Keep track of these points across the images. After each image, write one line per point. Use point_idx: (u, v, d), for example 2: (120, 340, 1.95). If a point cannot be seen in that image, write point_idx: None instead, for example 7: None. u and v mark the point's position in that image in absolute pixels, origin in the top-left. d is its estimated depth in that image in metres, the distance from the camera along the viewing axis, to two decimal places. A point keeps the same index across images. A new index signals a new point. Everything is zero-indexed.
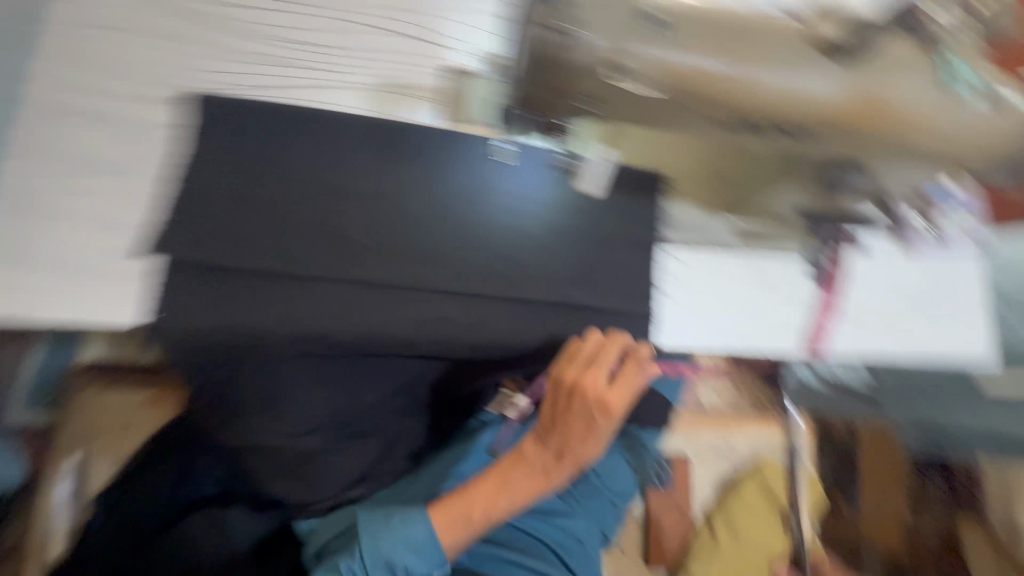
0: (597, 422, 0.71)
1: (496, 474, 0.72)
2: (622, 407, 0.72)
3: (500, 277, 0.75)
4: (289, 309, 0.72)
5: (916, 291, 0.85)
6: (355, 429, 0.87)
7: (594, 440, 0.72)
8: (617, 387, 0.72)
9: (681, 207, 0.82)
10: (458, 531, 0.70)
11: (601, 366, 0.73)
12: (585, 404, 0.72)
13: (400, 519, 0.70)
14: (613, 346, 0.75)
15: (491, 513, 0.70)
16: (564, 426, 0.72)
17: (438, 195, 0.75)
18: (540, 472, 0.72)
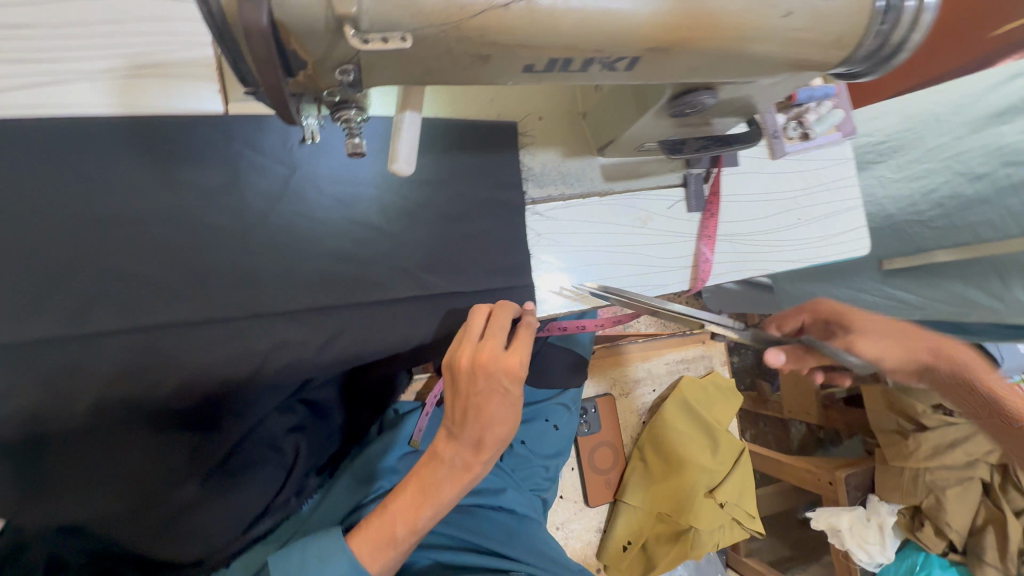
0: (507, 395, 0.60)
1: (412, 483, 0.62)
2: (528, 369, 0.61)
3: (348, 282, 0.64)
4: (77, 379, 0.56)
5: (778, 196, 0.88)
6: (252, 459, 0.72)
7: (509, 416, 0.61)
8: (515, 352, 0.60)
9: (537, 156, 0.75)
10: (383, 553, 0.60)
11: (493, 333, 0.61)
12: (489, 380, 0.59)
13: (317, 561, 0.59)
14: (499, 315, 0.63)
15: (414, 524, 0.60)
16: (473, 410, 0.60)
17: (247, 199, 0.61)
18: (459, 469, 0.62)
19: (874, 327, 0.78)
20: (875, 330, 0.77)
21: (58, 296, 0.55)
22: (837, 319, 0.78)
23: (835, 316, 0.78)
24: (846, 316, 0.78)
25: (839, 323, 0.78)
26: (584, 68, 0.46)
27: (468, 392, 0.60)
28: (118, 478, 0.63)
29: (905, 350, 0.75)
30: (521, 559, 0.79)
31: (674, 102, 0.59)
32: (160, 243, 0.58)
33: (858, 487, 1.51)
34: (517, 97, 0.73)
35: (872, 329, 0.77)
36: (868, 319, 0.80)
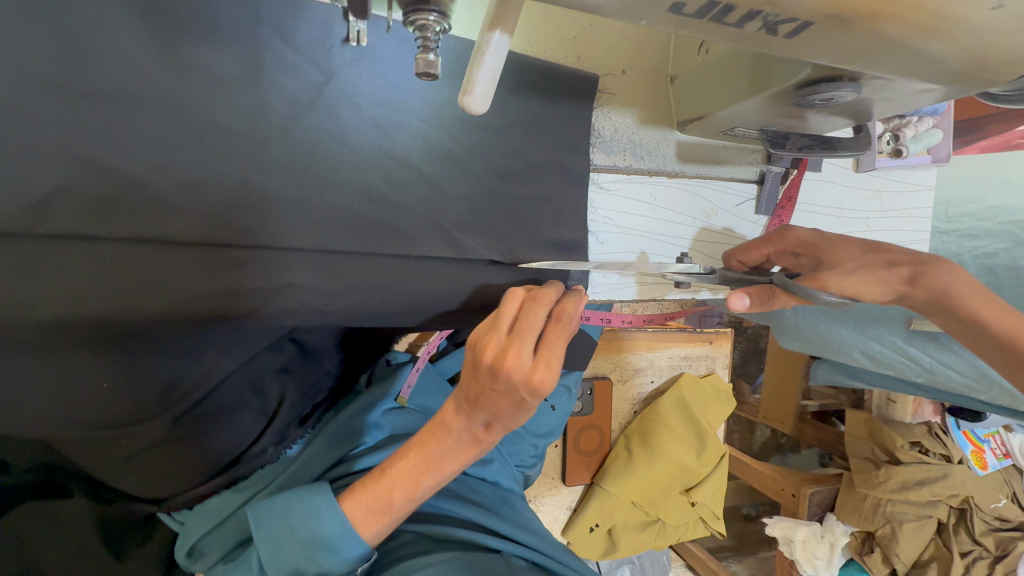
0: (524, 401, 0.50)
1: (413, 451, 0.56)
2: (554, 385, 0.49)
3: (374, 226, 0.54)
4: (35, 284, 0.46)
5: (848, 213, 0.81)
6: (232, 402, 0.65)
7: (521, 414, 0.53)
8: (546, 363, 0.48)
9: (610, 118, 0.64)
10: (375, 519, 0.56)
11: (525, 334, 0.48)
12: (505, 386, 0.48)
13: (303, 518, 0.56)
14: (540, 308, 0.51)
15: (413, 493, 0.55)
16: (484, 403, 0.51)
17: (268, 103, 0.50)
18: (462, 452, 0.56)
19: (849, 259, 0.68)
20: (855, 262, 0.67)
21: (16, 178, 0.44)
22: (810, 253, 0.69)
23: (806, 246, 0.70)
24: (819, 248, 0.69)
25: (814, 255, 0.70)
26: (739, 24, 0.36)
27: (481, 387, 0.50)
28: (74, 404, 0.55)
29: (890, 280, 0.66)
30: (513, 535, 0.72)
31: (801, 90, 0.49)
32: (154, 137, 0.47)
33: (820, 504, 1.55)
34: (604, 41, 0.62)
35: (850, 262, 0.67)
36: (848, 250, 0.69)
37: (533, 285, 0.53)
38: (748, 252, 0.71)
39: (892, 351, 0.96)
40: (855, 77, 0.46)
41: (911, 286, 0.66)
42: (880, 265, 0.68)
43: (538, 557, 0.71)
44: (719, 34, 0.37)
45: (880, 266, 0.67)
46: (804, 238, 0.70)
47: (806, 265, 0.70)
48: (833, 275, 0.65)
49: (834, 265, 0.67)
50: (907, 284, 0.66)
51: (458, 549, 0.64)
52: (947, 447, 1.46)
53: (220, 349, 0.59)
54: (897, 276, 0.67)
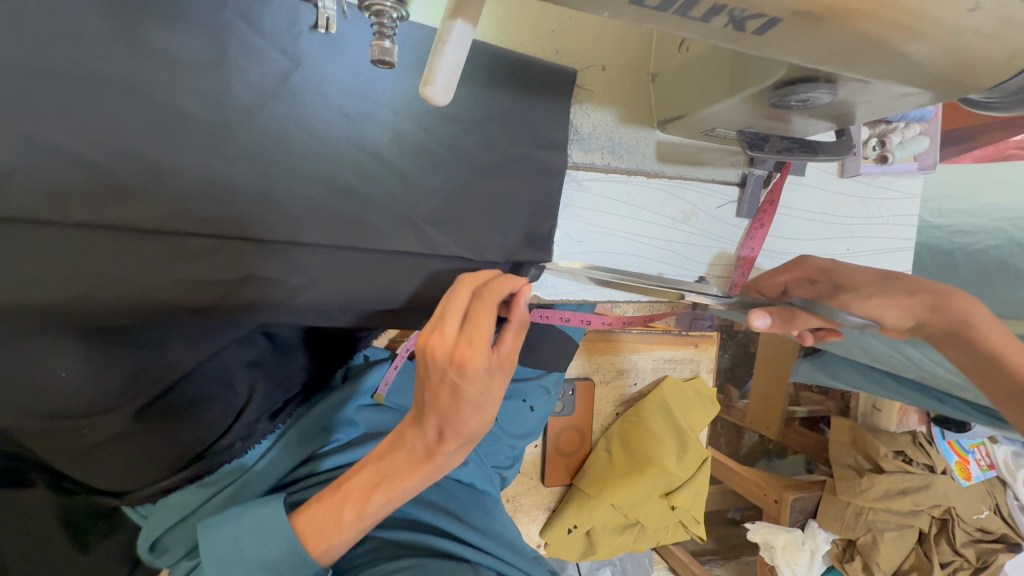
0: (460, 388, 0.48)
1: (369, 461, 0.55)
2: (483, 360, 0.46)
3: (340, 219, 0.53)
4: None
5: (831, 219, 0.80)
6: (200, 396, 0.65)
7: (470, 409, 0.49)
8: (469, 337, 0.47)
9: (589, 115, 0.63)
10: (328, 534, 0.53)
11: (449, 316, 0.49)
12: (436, 370, 0.48)
13: (253, 532, 0.54)
14: (470, 289, 0.51)
15: (363, 511, 0.53)
16: (428, 400, 0.50)
17: (231, 89, 0.49)
18: (416, 461, 0.54)
19: (870, 284, 0.68)
20: (874, 286, 0.67)
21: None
22: (826, 278, 0.71)
23: (823, 272, 0.72)
24: (835, 272, 0.71)
25: (833, 281, 0.71)
26: (705, 19, 0.35)
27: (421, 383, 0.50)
28: (29, 394, 0.54)
29: (906, 306, 0.65)
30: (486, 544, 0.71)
31: (777, 90, 0.48)
32: (109, 119, 0.46)
33: (802, 511, 1.55)
34: (585, 36, 0.60)
35: (870, 285, 0.68)
36: (865, 275, 0.70)
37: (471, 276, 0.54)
38: (767, 280, 0.73)
39: (887, 343, 0.98)
40: (830, 78, 0.45)
41: (934, 314, 0.64)
42: (902, 292, 0.66)
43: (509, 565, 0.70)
44: (687, 29, 0.36)
45: (902, 294, 0.66)
46: (820, 265, 0.73)
47: (824, 290, 0.71)
48: (852, 298, 0.67)
49: (855, 289, 0.68)
50: (928, 311, 0.64)
51: (426, 556, 0.62)
52: (931, 457, 1.46)
53: (184, 338, 0.58)
54: (919, 303, 0.65)
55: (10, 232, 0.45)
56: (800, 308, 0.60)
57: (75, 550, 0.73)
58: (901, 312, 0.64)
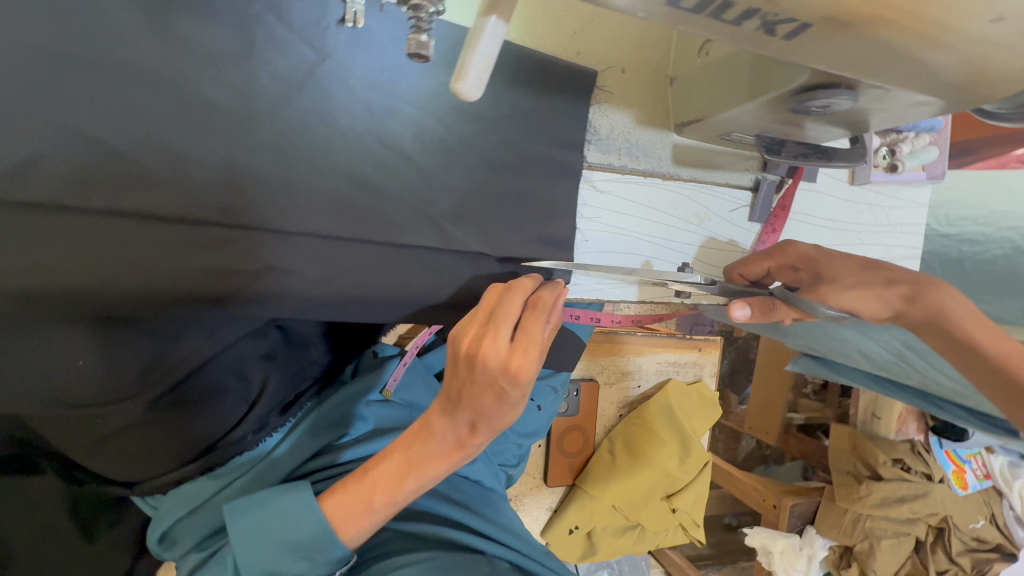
0: (504, 392, 0.49)
1: (398, 451, 0.57)
2: (534, 373, 0.48)
3: (361, 213, 0.53)
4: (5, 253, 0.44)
5: (841, 226, 0.81)
6: (213, 386, 0.65)
7: (507, 410, 0.51)
8: (522, 348, 0.47)
9: (608, 116, 0.64)
10: (354, 520, 0.57)
11: (501, 322, 0.48)
12: (483, 375, 0.48)
13: (282, 517, 0.57)
14: (516, 295, 0.51)
15: (394, 496, 0.57)
16: (466, 399, 0.51)
17: (258, 80, 0.49)
18: (444, 452, 0.57)
19: (849, 274, 0.69)
20: (853, 278, 0.68)
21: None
22: (809, 268, 0.70)
23: (806, 260, 0.70)
24: (818, 261, 0.70)
25: (815, 271, 0.70)
26: (738, 22, 0.35)
27: (461, 381, 0.50)
28: (46, 382, 0.54)
29: (914, 313, 0.66)
30: (498, 537, 0.72)
31: (798, 96, 0.49)
32: (137, 108, 0.46)
33: (800, 516, 1.56)
34: (605, 37, 0.61)
35: (849, 277, 0.68)
36: (847, 266, 0.70)
37: (511, 278, 0.53)
38: (749, 265, 0.71)
39: (892, 352, 0.98)
40: (852, 84, 0.45)
41: (908, 305, 0.66)
42: (880, 282, 0.68)
43: (522, 558, 0.72)
44: (718, 32, 0.37)
45: (879, 284, 0.68)
46: (804, 253, 0.71)
47: (805, 280, 0.70)
48: (831, 290, 0.67)
49: (832, 279, 0.68)
50: (905, 303, 0.66)
51: (440, 550, 0.64)
52: (929, 466, 1.48)
53: (205, 327, 0.60)
54: (894, 295, 0.67)
55: (31, 216, 0.44)
56: (778, 299, 0.65)
57: (83, 541, 0.73)
58: (875, 304, 0.67)
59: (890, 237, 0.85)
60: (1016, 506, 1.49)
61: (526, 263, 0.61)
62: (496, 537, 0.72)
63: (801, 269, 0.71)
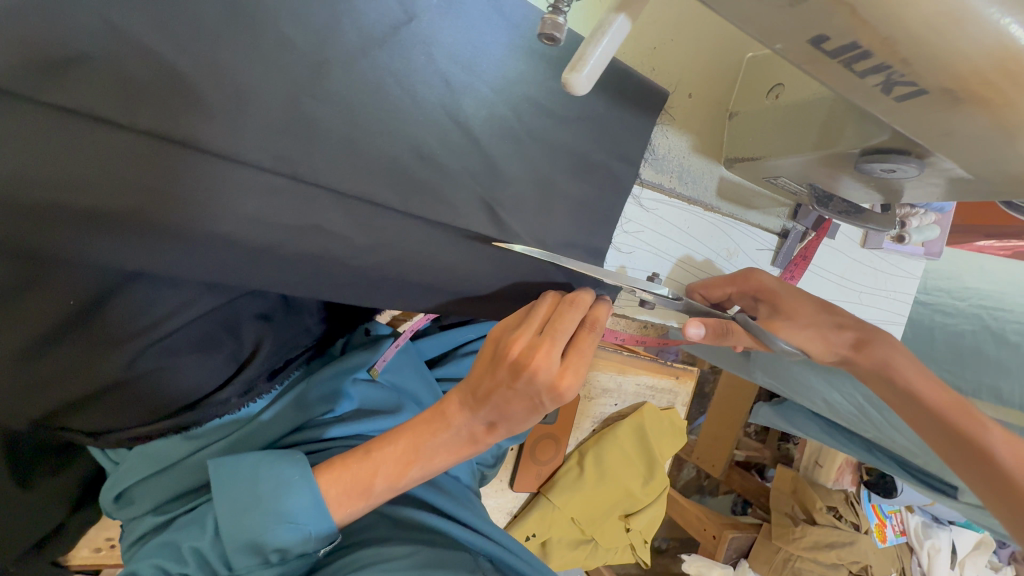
0: (541, 404, 0.51)
1: (405, 437, 0.56)
2: (576, 392, 0.50)
3: (418, 187, 0.50)
4: (16, 158, 0.37)
5: (847, 282, 0.85)
6: (205, 339, 0.60)
7: (530, 417, 0.53)
8: (572, 368, 0.50)
9: (667, 137, 0.64)
10: (350, 502, 0.55)
11: (557, 336, 0.49)
12: (528, 386, 0.49)
13: (274, 487, 0.54)
14: (575, 310, 0.52)
15: (396, 482, 0.55)
16: (498, 402, 0.52)
17: (341, 25, 0.45)
18: (457, 447, 0.57)
19: (806, 313, 0.70)
20: (808, 318, 0.70)
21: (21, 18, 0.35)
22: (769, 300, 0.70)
23: (767, 291, 0.71)
24: (778, 295, 0.70)
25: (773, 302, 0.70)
26: (864, 74, 0.36)
27: (499, 384, 0.51)
28: (21, 310, 0.47)
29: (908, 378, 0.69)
30: (483, 530, 0.71)
31: (867, 156, 0.50)
32: (202, 22, 0.40)
33: (736, 549, 1.65)
34: (680, 59, 0.61)
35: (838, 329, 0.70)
36: (834, 318, 0.71)
37: (569, 291, 0.54)
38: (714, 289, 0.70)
39: (853, 409, 1.04)
40: (924, 155, 0.45)
41: (855, 353, 0.70)
42: (846, 334, 0.71)
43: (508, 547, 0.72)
44: (836, 79, 0.38)
45: (830, 328, 0.71)
46: (798, 297, 0.72)
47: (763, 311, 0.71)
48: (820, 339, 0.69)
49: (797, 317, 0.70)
50: (851, 349, 0.71)
51: (424, 545, 0.61)
52: (858, 517, 1.59)
53: (207, 284, 0.56)
54: (842, 340, 0.71)
55: (49, 120, 0.37)
56: (733, 324, 0.61)
57: (15, 487, 0.65)
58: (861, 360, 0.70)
59: (886, 296, 0.89)
60: (923, 563, 1.61)
61: (495, 242, 0.55)
62: (481, 529, 0.71)
63: (763, 299, 0.71)
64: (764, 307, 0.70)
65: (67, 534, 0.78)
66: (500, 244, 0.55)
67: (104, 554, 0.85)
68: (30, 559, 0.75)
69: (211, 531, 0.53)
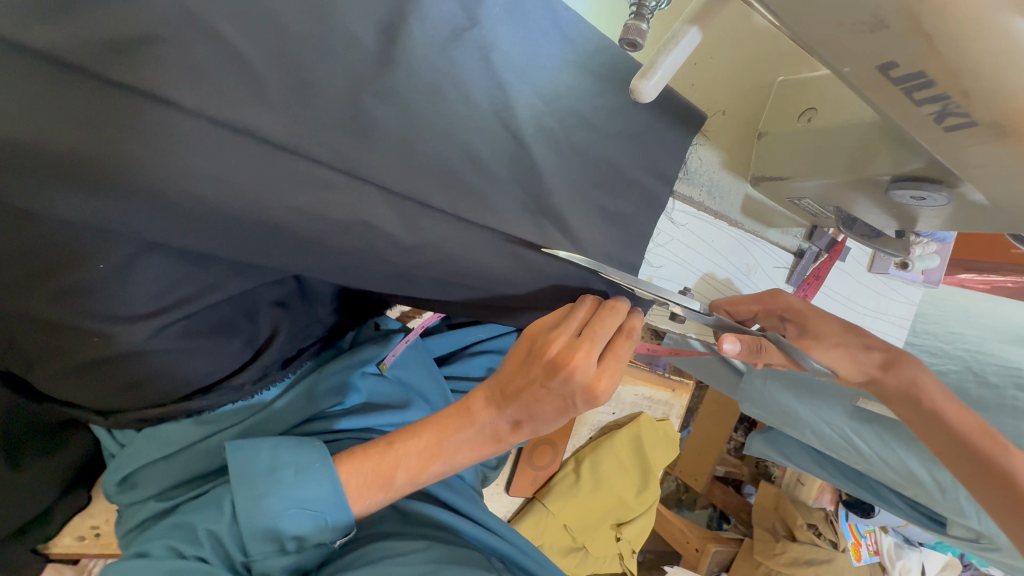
0: (572, 405, 0.52)
1: (429, 431, 0.55)
2: (609, 396, 0.51)
3: (467, 185, 0.50)
4: (76, 136, 0.35)
5: (853, 304, 0.88)
6: (223, 323, 0.58)
7: (558, 419, 0.54)
8: (608, 372, 0.51)
9: (700, 152, 0.67)
10: (369, 494, 0.54)
11: (596, 339, 0.50)
12: (564, 386, 0.50)
13: (293, 474, 0.53)
14: (613, 316, 0.53)
15: (417, 476, 0.55)
16: (529, 401, 0.52)
17: (405, 21, 0.45)
18: (480, 445, 0.57)
19: (831, 333, 0.73)
20: (837, 337, 0.73)
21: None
22: (796, 320, 0.73)
23: (793, 311, 0.74)
24: (806, 316, 0.73)
25: (800, 322, 0.74)
26: (921, 103, 0.38)
27: (532, 382, 0.51)
28: (40, 280, 0.45)
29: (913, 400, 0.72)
30: (495, 530, 0.71)
31: (898, 182, 0.51)
32: (276, 12, 0.40)
33: (716, 562, 1.67)
34: (717, 77, 0.64)
35: (838, 343, 0.73)
36: (837, 334, 0.73)
37: (608, 297, 0.55)
38: (740, 307, 0.74)
39: (840, 437, 1.07)
40: (955, 185, 0.47)
41: (882, 371, 0.73)
42: (854, 354, 0.73)
43: (521, 545, 0.72)
44: (893, 105, 0.39)
45: (858, 348, 0.73)
46: (807, 312, 0.74)
47: (792, 331, 0.74)
48: (831, 359, 0.72)
49: (817, 337, 0.72)
50: (875, 368, 0.73)
51: (435, 542, 0.60)
52: (837, 535, 1.59)
53: (237, 266, 0.53)
54: (871, 360, 0.73)
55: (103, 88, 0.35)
56: (769, 341, 0.64)
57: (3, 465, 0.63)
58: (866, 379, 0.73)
59: (888, 318, 0.93)
60: None
61: (537, 246, 0.54)
62: (492, 529, 0.71)
63: (788, 319, 0.74)
64: (790, 326, 0.74)
65: (52, 520, 0.75)
66: (546, 251, 0.55)
67: (88, 543, 0.81)
68: (9, 546, 0.71)
69: (228, 516, 0.52)
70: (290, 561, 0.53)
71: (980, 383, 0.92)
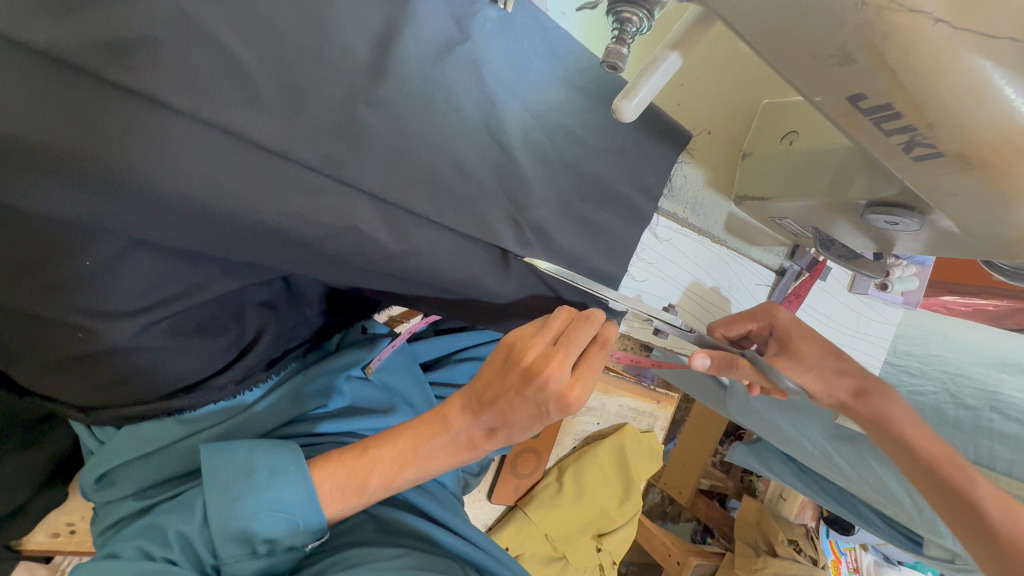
0: (546, 413, 0.52)
1: (406, 436, 0.55)
2: (582, 404, 0.52)
3: (454, 195, 0.51)
4: (64, 131, 0.35)
5: (835, 323, 0.90)
6: (209, 321, 0.58)
7: (532, 426, 0.55)
8: (582, 381, 0.51)
9: (684, 169, 0.69)
10: (343, 498, 0.55)
11: (571, 348, 0.51)
12: (538, 394, 0.50)
13: (269, 475, 0.53)
14: (588, 327, 0.54)
15: (391, 481, 0.55)
16: (504, 408, 0.53)
17: (400, 31, 0.46)
18: (455, 451, 0.57)
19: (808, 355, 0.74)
20: (814, 361, 0.74)
21: None
22: (778, 339, 0.75)
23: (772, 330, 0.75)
24: (790, 335, 0.75)
25: (779, 341, 0.75)
26: (891, 133, 0.39)
27: (507, 389, 0.52)
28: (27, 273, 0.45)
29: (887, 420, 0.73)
30: (471, 537, 0.71)
31: (873, 207, 0.52)
32: (271, 19, 0.40)
33: None
34: (702, 98, 0.66)
35: (815, 364, 0.74)
36: (815, 353, 0.75)
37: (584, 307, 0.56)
38: (733, 326, 0.74)
39: (821, 453, 1.08)
40: (927, 212, 0.48)
41: (849, 393, 0.74)
42: (830, 373, 0.75)
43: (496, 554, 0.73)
44: (865, 134, 0.41)
45: (830, 371, 0.75)
46: (787, 330, 0.75)
47: (770, 349, 0.75)
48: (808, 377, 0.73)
49: (795, 356, 0.73)
50: (842, 389, 0.75)
51: (411, 549, 0.60)
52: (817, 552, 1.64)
53: (226, 265, 0.54)
54: (841, 385, 0.75)
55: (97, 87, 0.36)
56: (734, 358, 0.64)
57: None
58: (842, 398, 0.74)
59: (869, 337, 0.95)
60: None
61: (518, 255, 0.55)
62: (469, 537, 0.71)
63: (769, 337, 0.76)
64: (771, 344, 0.75)
65: (28, 517, 0.74)
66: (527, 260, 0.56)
67: (62, 540, 0.80)
68: None
69: (200, 517, 0.52)
70: (261, 564, 0.53)
71: (956, 405, 0.94)
